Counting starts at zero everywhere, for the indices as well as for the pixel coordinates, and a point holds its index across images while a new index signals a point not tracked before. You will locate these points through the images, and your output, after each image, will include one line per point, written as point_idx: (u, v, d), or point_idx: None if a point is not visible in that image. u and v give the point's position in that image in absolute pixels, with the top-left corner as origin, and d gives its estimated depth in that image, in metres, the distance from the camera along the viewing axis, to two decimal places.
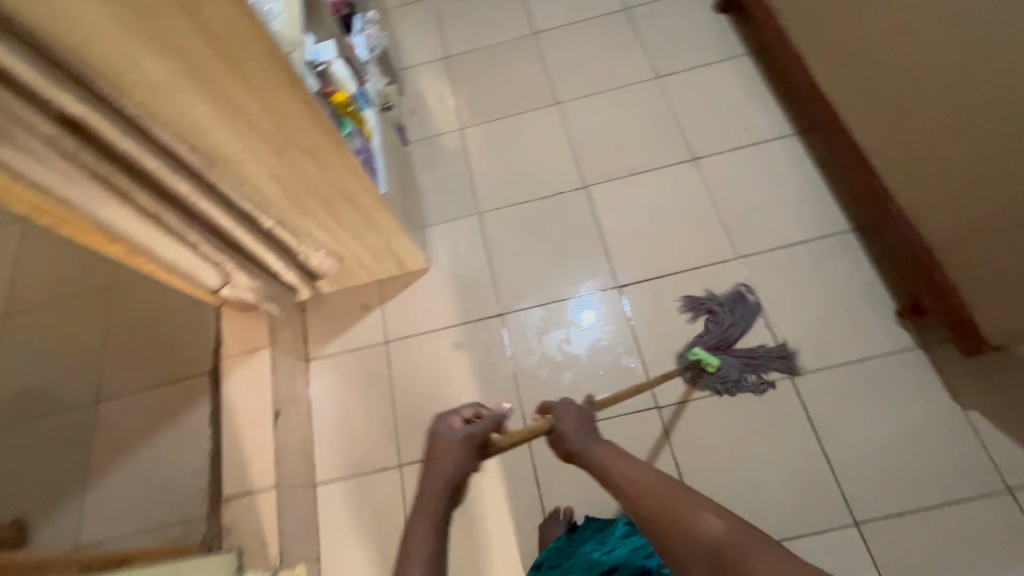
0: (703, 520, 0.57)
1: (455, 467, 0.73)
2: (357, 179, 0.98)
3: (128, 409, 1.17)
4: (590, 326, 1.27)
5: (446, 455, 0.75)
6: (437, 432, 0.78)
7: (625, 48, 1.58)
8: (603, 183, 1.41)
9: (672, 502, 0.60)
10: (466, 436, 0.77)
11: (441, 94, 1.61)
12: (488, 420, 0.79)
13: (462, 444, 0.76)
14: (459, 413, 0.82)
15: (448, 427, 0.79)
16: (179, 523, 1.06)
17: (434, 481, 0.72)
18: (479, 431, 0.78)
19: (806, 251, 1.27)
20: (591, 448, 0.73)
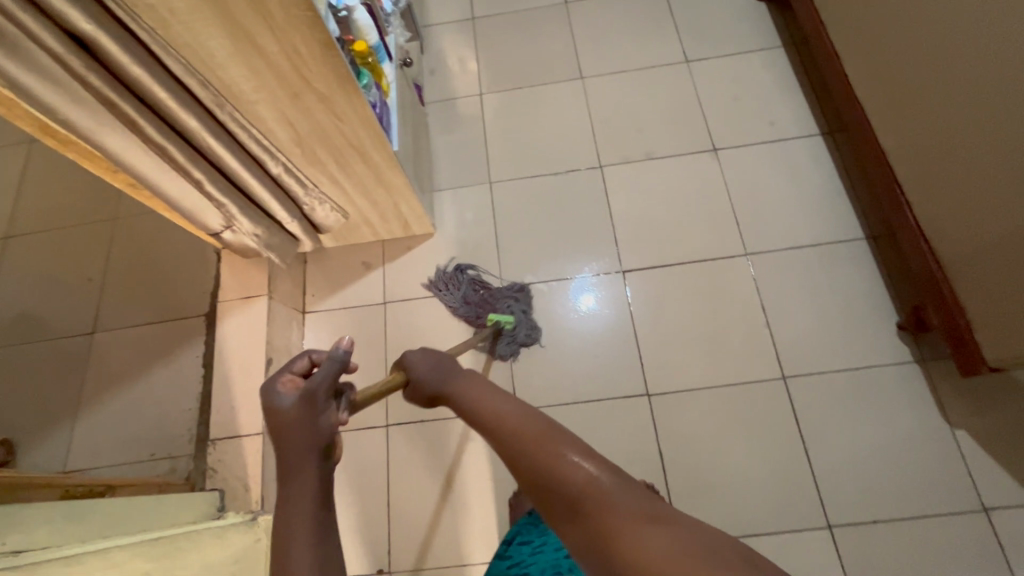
0: (569, 463, 0.47)
1: (319, 428, 0.59)
2: (370, 132, 0.95)
3: (121, 342, 1.17)
4: (589, 309, 1.26)
5: (294, 424, 0.59)
6: (270, 404, 0.61)
7: (657, 26, 1.53)
8: (619, 165, 1.38)
9: (537, 438, 0.50)
10: (312, 391, 0.62)
11: (463, 56, 1.56)
12: (328, 362, 0.66)
13: (310, 403, 0.61)
14: (290, 371, 0.67)
15: (281, 394, 0.62)
16: (166, 459, 1.08)
17: (296, 454, 0.57)
18: (319, 381, 0.63)
19: (816, 255, 1.25)
20: (454, 379, 0.63)
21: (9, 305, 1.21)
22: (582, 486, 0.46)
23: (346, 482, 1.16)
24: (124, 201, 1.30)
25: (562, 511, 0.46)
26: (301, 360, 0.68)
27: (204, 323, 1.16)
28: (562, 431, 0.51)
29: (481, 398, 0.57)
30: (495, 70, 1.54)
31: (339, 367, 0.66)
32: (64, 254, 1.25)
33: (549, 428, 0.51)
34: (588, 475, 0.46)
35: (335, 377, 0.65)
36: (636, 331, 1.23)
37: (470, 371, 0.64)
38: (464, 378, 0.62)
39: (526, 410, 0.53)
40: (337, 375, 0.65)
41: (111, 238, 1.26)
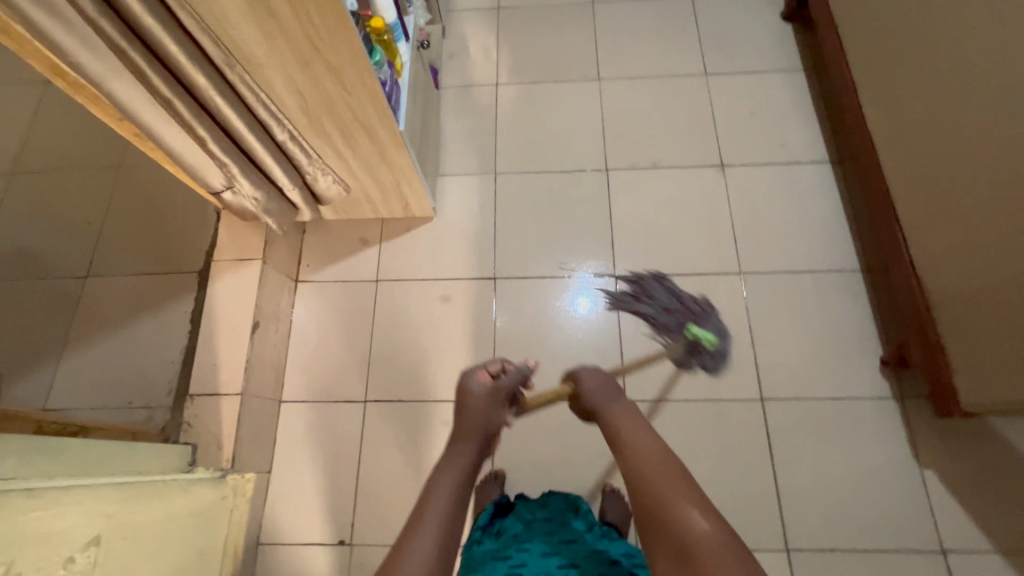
0: (692, 516, 0.54)
1: (489, 419, 0.73)
2: (377, 109, 0.96)
3: (112, 290, 1.19)
4: (582, 312, 1.26)
5: (477, 404, 0.74)
6: (466, 382, 0.78)
7: (681, 36, 1.53)
8: (625, 170, 1.38)
9: (669, 483, 0.57)
10: (497, 389, 0.77)
11: (483, 45, 1.57)
12: (517, 372, 0.81)
13: (492, 395, 0.76)
14: (484, 367, 0.83)
15: (476, 378, 0.78)
16: (143, 408, 1.09)
17: (472, 429, 0.71)
18: (506, 385, 0.78)
19: (809, 281, 1.26)
20: (614, 407, 0.71)
21: (7, 240, 1.22)
22: (698, 538, 0.53)
23: (318, 452, 1.17)
24: (129, 150, 1.30)
25: (670, 551, 0.53)
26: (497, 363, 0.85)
27: (195, 280, 1.17)
28: (698, 492, 0.57)
29: (631, 431, 0.66)
30: (513, 62, 1.53)
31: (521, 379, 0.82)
32: (66, 196, 1.27)
33: (685, 484, 0.58)
34: (704, 531, 0.53)
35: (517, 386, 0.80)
36: (622, 336, 1.24)
37: (630, 404, 0.72)
38: (621, 408, 0.71)
39: (671, 459, 0.61)
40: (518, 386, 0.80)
41: (114, 186, 1.27)
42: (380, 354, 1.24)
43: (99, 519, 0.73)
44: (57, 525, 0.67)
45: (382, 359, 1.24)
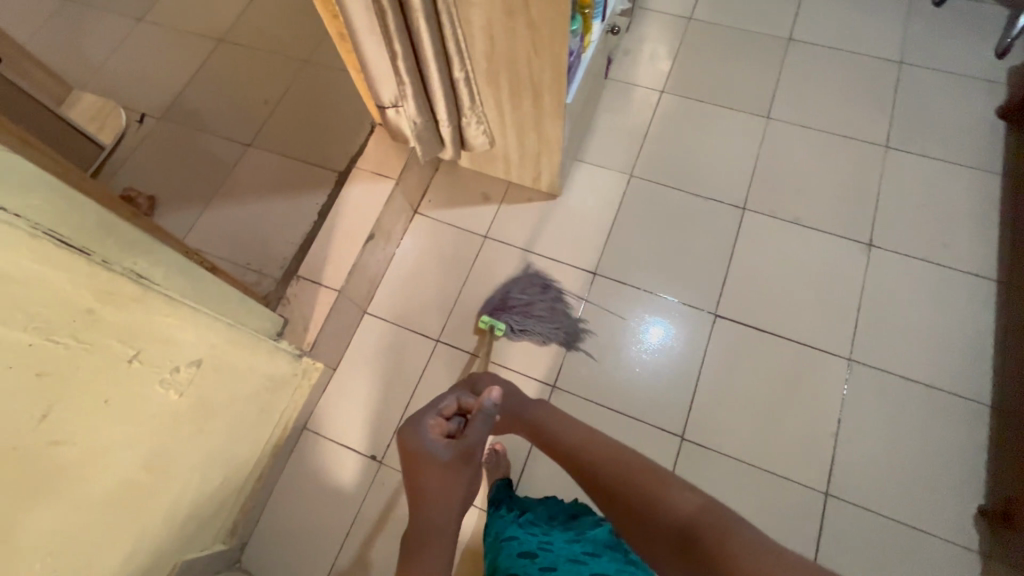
0: (678, 497, 0.62)
1: (462, 490, 0.67)
2: (554, 76, 0.98)
3: (264, 163, 1.31)
4: (655, 340, 1.23)
5: (445, 478, 0.67)
6: (423, 447, 0.69)
7: (871, 100, 1.42)
8: (763, 215, 1.32)
9: (639, 474, 0.67)
10: (463, 452, 0.68)
11: (663, 49, 1.54)
12: (482, 420, 0.70)
13: (461, 463, 0.68)
14: (438, 411, 0.75)
15: (434, 440, 0.70)
16: (257, 273, 1.19)
17: (445, 507, 0.65)
18: (472, 441, 0.69)
19: (924, 395, 1.14)
20: (542, 413, 0.83)
21: (203, 98, 1.41)
22: (694, 513, 0.60)
23: (380, 368, 1.24)
24: (318, 50, 1.43)
25: (676, 540, 0.59)
26: (450, 403, 0.76)
27: (334, 178, 1.27)
28: (658, 472, 0.66)
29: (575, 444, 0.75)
30: (686, 74, 1.50)
31: (491, 422, 0.71)
32: (257, 72, 1.42)
33: (646, 468, 0.67)
34: (698, 505, 0.60)
35: (486, 434, 0.71)
36: (699, 376, 1.19)
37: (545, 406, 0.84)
38: (545, 415, 0.82)
39: (626, 451, 0.70)
40: (486, 435, 0.70)
41: (295, 75, 1.41)
42: (464, 303, 1.29)
43: (206, 346, 0.82)
44: (176, 336, 0.76)
45: (465, 309, 1.28)
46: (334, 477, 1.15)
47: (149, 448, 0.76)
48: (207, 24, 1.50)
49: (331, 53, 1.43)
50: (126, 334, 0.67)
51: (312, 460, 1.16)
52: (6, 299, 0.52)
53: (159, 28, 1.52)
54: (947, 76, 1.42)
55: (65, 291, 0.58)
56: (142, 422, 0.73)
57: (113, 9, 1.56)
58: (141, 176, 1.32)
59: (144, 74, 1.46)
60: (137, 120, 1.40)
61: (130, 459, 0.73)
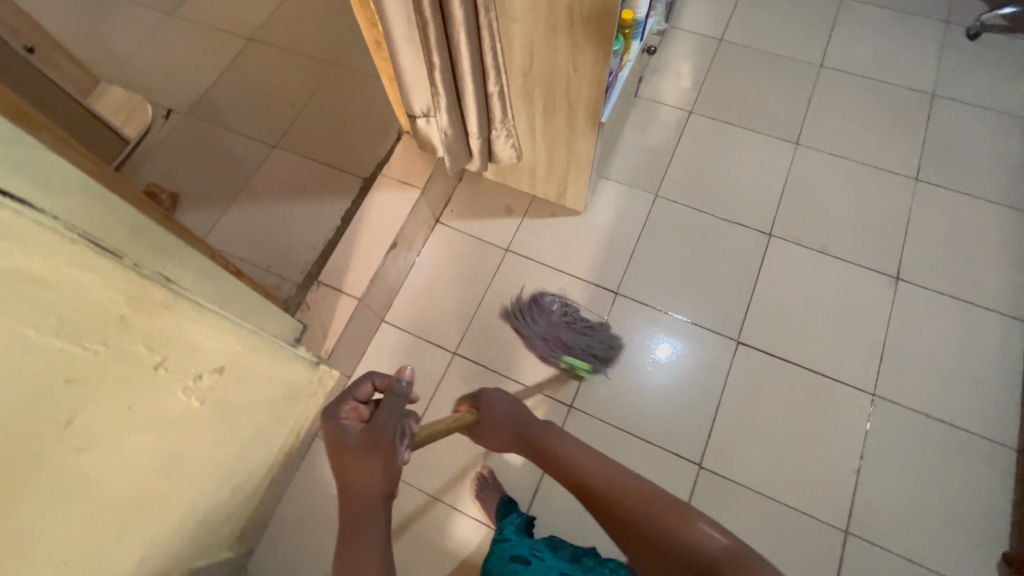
0: (701, 532, 0.59)
1: (377, 477, 0.60)
2: (592, 94, 0.97)
3: (289, 165, 1.30)
4: (665, 359, 1.22)
5: (358, 468, 0.60)
6: (334, 437, 0.62)
7: (902, 131, 1.41)
8: (789, 242, 1.30)
9: (654, 507, 0.63)
10: (370, 436, 0.62)
11: (693, 69, 1.53)
12: (394, 403, 0.65)
13: (371, 449, 0.61)
14: (351, 398, 0.66)
15: (344, 430, 0.62)
16: (277, 276, 1.18)
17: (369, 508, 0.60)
18: (384, 422, 0.63)
19: (948, 435, 1.12)
20: (543, 433, 0.77)
21: (230, 96, 1.41)
22: (718, 553, 0.57)
23: None
24: (348, 54, 1.43)
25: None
26: (363, 387, 0.67)
27: (359, 184, 1.26)
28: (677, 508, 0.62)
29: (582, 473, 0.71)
30: (715, 96, 1.49)
31: (404, 405, 0.67)
32: (285, 73, 1.42)
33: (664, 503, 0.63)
34: (720, 543, 0.58)
35: (399, 416, 0.65)
36: (720, 403, 1.17)
37: (557, 430, 0.76)
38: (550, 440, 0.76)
39: (634, 479, 0.67)
40: (399, 418, 0.65)
41: (324, 79, 1.40)
42: (483, 316, 1.27)
43: (230, 354, 0.81)
44: (201, 343, 0.74)
45: (483, 322, 1.27)
46: None
47: (165, 455, 0.74)
48: (237, 22, 1.50)
49: (361, 57, 1.42)
50: (152, 340, 0.65)
51: (322, 468, 1.15)
52: (41, 305, 0.50)
53: (188, 24, 1.51)
54: (980, 110, 1.41)
55: (100, 297, 0.57)
56: (161, 429, 0.71)
57: (144, 2, 1.56)
58: (165, 172, 1.32)
59: (172, 69, 1.46)
60: (163, 115, 1.39)
61: (146, 466, 0.71)
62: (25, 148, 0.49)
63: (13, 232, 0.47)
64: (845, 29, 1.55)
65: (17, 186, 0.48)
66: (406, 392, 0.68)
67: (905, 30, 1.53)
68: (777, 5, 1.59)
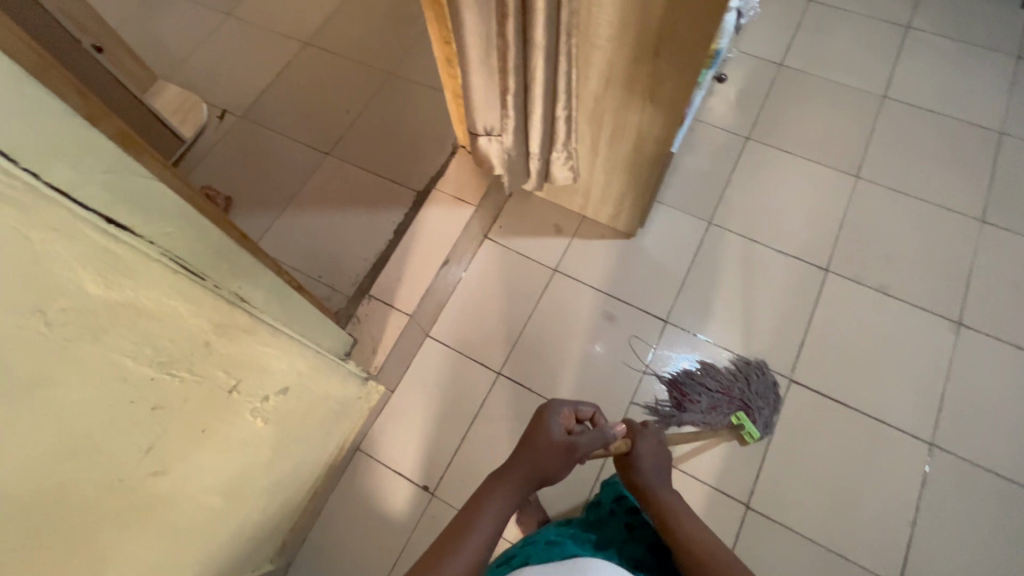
0: None
1: (553, 474, 0.77)
2: (665, 125, 0.95)
3: (342, 174, 1.30)
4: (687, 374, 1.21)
5: (542, 449, 0.77)
6: (545, 422, 0.80)
7: (968, 170, 1.36)
8: (846, 279, 1.27)
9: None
10: (573, 443, 0.78)
11: (752, 95, 1.50)
12: (597, 433, 0.80)
13: (557, 449, 0.77)
14: (575, 408, 0.85)
15: (554, 423, 0.80)
16: (328, 287, 1.17)
17: (524, 477, 0.75)
18: (584, 443, 0.78)
19: (1010, 492, 1.08)
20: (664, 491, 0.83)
21: (285, 100, 1.41)
22: None
23: (438, 396, 1.20)
24: (404, 63, 1.42)
25: None
26: (588, 408, 0.86)
27: (413, 197, 1.25)
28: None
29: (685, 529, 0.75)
30: (773, 123, 1.46)
31: (601, 441, 0.81)
32: (341, 80, 1.42)
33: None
34: None
35: (593, 447, 0.79)
36: (770, 442, 1.14)
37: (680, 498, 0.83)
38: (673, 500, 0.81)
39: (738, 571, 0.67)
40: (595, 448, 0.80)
41: (381, 87, 1.40)
42: (530, 338, 1.25)
43: (293, 374, 0.80)
44: (269, 365, 0.74)
45: (529, 343, 1.25)
46: (385, 503, 1.12)
47: (228, 475, 0.73)
48: (294, 26, 1.50)
49: (417, 67, 1.41)
50: (230, 364, 0.65)
51: (363, 482, 1.13)
52: (138, 335, 0.50)
53: (245, 26, 1.52)
54: None
55: (189, 323, 0.57)
56: (229, 450, 0.71)
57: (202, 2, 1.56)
58: (219, 174, 1.32)
59: (227, 69, 1.46)
60: (218, 116, 1.39)
61: (212, 486, 0.71)
62: (133, 177, 0.49)
63: (122, 264, 0.47)
64: (910, 58, 1.51)
65: (121, 215, 0.48)
66: (608, 441, 0.82)
67: (973, 63, 1.48)
68: (840, 33, 1.56)
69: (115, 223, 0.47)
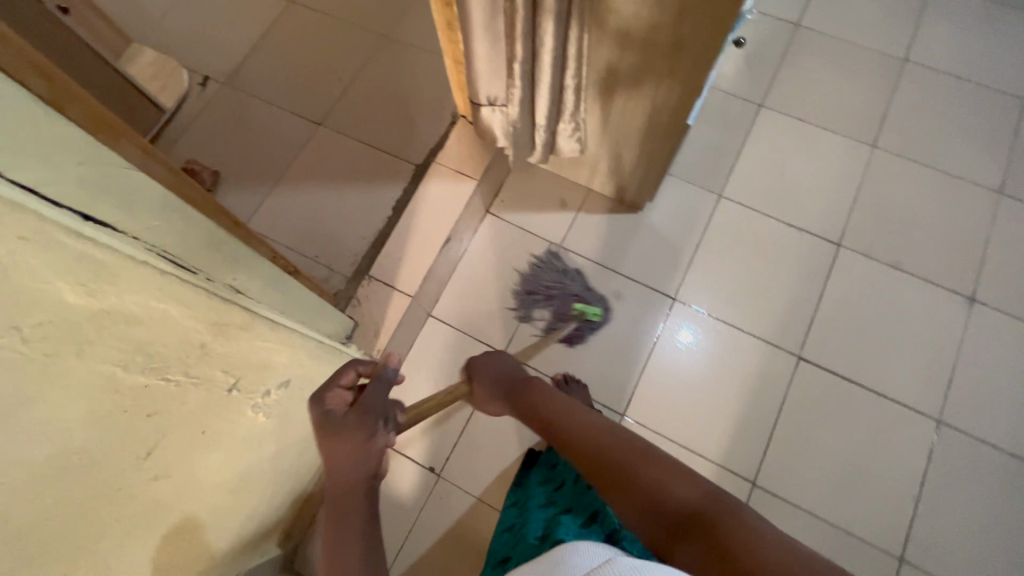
0: (682, 489, 0.68)
1: (374, 450, 0.63)
2: (683, 96, 0.89)
3: (335, 145, 1.23)
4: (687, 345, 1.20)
5: (338, 447, 0.62)
6: (320, 416, 0.64)
7: (989, 139, 1.31)
8: (859, 255, 1.24)
9: (637, 452, 0.73)
10: (362, 412, 0.64)
11: (767, 58, 1.42)
12: (379, 384, 0.68)
13: (352, 426, 0.63)
14: (337, 383, 0.68)
15: (330, 411, 0.65)
16: (325, 267, 1.13)
17: (351, 484, 0.62)
18: (373, 402, 0.66)
19: (1013, 467, 1.08)
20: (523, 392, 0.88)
21: (272, 65, 1.31)
22: (701, 498, 0.66)
23: (440, 377, 1.18)
24: (399, 25, 1.32)
25: (682, 530, 0.64)
26: (348, 373, 0.69)
27: (411, 170, 1.18)
28: (660, 457, 0.72)
29: (549, 406, 0.84)
30: (788, 88, 1.39)
31: (389, 388, 0.69)
32: (332, 44, 1.32)
33: (639, 449, 0.73)
34: (703, 490, 0.67)
35: (386, 396, 0.68)
36: (777, 419, 1.14)
37: (540, 381, 0.90)
38: (536, 391, 0.87)
39: (619, 434, 0.76)
40: (388, 395, 0.68)
41: (375, 52, 1.31)
42: (534, 316, 1.22)
43: (294, 366, 0.78)
44: (267, 358, 0.70)
45: (534, 321, 1.22)
46: (390, 484, 1.11)
47: (231, 470, 0.71)
48: None
49: (412, 29, 1.32)
50: (228, 363, 0.62)
51: None
52: (127, 343, 0.46)
53: None
54: None
55: (185, 327, 0.53)
56: (231, 447, 0.68)
57: None
58: (206, 147, 1.24)
59: (208, 30, 1.36)
60: (200, 83, 1.30)
61: (216, 484, 0.68)
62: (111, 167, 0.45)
63: (107, 271, 0.43)
64: (934, 19, 1.43)
65: (100, 210, 0.43)
66: (393, 379, 0.70)
67: (999, 25, 1.41)
68: None
69: (91, 219, 0.42)
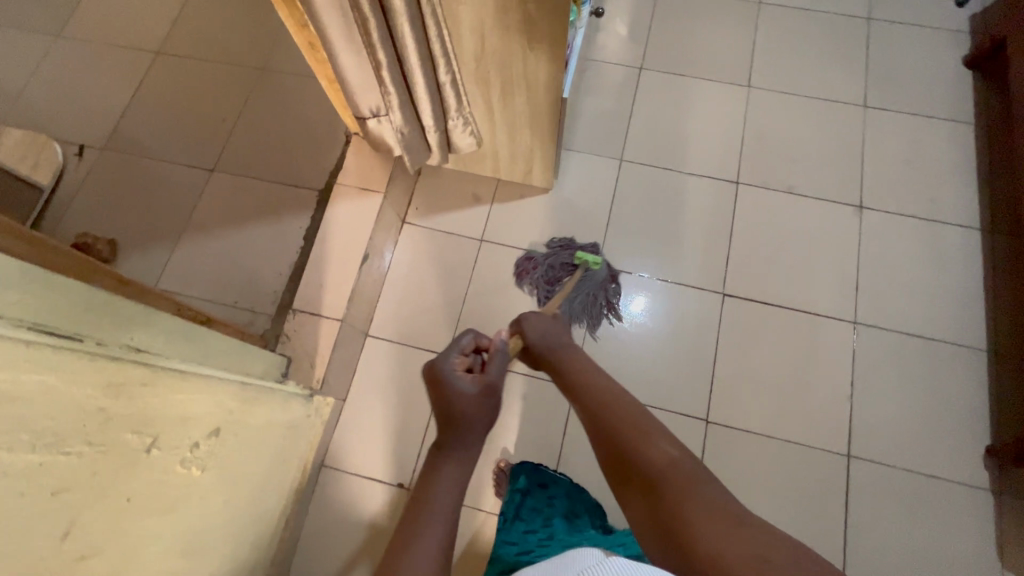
0: (658, 448, 0.65)
1: (492, 419, 0.70)
2: (551, 71, 0.93)
3: (233, 187, 1.20)
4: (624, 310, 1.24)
5: (466, 406, 0.69)
6: (455, 383, 0.72)
7: (845, 60, 1.43)
8: (756, 187, 1.32)
9: (630, 416, 0.69)
10: (489, 385, 0.73)
11: (636, 24, 1.49)
12: (500, 359, 0.78)
13: (482, 392, 0.71)
14: (460, 348, 0.80)
15: (460, 376, 0.73)
16: (248, 311, 1.11)
17: (472, 442, 0.66)
18: (495, 376, 0.74)
19: (925, 348, 1.18)
20: (562, 350, 0.84)
21: (151, 120, 1.27)
22: (666, 464, 0.63)
23: (389, 394, 1.17)
24: (275, 57, 1.31)
25: (642, 483, 0.63)
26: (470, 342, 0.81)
27: (315, 196, 1.18)
28: (649, 422, 0.68)
29: (582, 370, 0.79)
30: (662, 48, 1.46)
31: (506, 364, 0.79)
32: (209, 87, 1.29)
33: (642, 424, 0.68)
34: (673, 459, 0.63)
35: (503, 372, 0.77)
36: (716, 356, 1.20)
37: (581, 350, 0.84)
38: (573, 356, 0.82)
39: (622, 396, 0.72)
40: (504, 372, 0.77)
41: (255, 87, 1.29)
42: (470, 313, 1.24)
43: (221, 412, 0.77)
44: (187, 410, 0.69)
45: (471, 317, 1.23)
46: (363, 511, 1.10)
47: (180, 530, 0.69)
48: (139, 37, 1.35)
49: (288, 58, 1.31)
50: (139, 424, 0.61)
51: (335, 495, 1.11)
52: (7, 421, 0.45)
53: (83, 46, 1.35)
54: (915, 28, 1.44)
55: (75, 396, 0.52)
56: (169, 508, 0.66)
57: (25, 27, 1.37)
58: (97, 216, 1.19)
59: (74, 97, 1.30)
60: (77, 153, 1.25)
61: (164, 549, 0.66)
62: None
63: None
64: None
65: None
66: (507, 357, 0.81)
67: None
68: None
69: None
